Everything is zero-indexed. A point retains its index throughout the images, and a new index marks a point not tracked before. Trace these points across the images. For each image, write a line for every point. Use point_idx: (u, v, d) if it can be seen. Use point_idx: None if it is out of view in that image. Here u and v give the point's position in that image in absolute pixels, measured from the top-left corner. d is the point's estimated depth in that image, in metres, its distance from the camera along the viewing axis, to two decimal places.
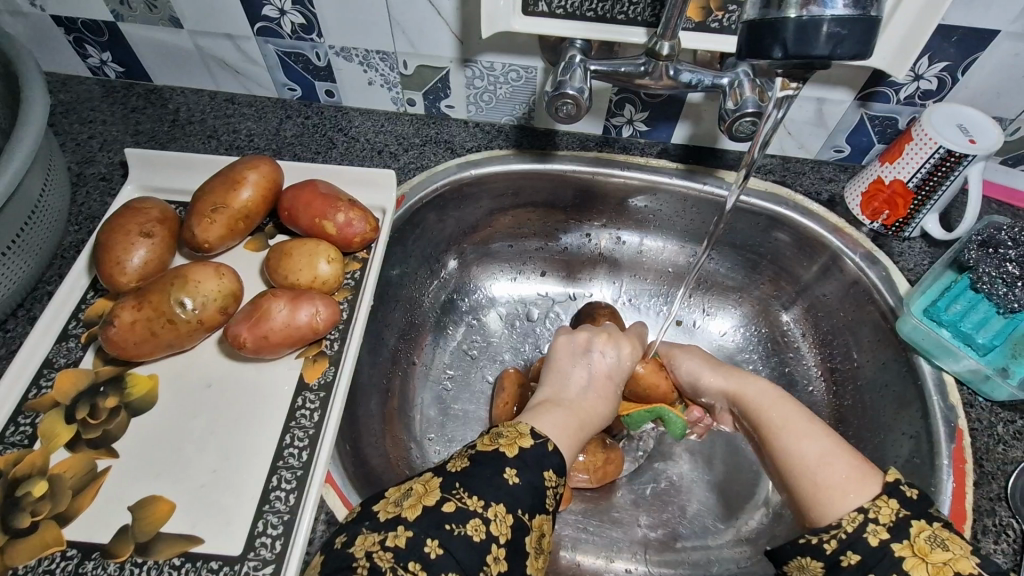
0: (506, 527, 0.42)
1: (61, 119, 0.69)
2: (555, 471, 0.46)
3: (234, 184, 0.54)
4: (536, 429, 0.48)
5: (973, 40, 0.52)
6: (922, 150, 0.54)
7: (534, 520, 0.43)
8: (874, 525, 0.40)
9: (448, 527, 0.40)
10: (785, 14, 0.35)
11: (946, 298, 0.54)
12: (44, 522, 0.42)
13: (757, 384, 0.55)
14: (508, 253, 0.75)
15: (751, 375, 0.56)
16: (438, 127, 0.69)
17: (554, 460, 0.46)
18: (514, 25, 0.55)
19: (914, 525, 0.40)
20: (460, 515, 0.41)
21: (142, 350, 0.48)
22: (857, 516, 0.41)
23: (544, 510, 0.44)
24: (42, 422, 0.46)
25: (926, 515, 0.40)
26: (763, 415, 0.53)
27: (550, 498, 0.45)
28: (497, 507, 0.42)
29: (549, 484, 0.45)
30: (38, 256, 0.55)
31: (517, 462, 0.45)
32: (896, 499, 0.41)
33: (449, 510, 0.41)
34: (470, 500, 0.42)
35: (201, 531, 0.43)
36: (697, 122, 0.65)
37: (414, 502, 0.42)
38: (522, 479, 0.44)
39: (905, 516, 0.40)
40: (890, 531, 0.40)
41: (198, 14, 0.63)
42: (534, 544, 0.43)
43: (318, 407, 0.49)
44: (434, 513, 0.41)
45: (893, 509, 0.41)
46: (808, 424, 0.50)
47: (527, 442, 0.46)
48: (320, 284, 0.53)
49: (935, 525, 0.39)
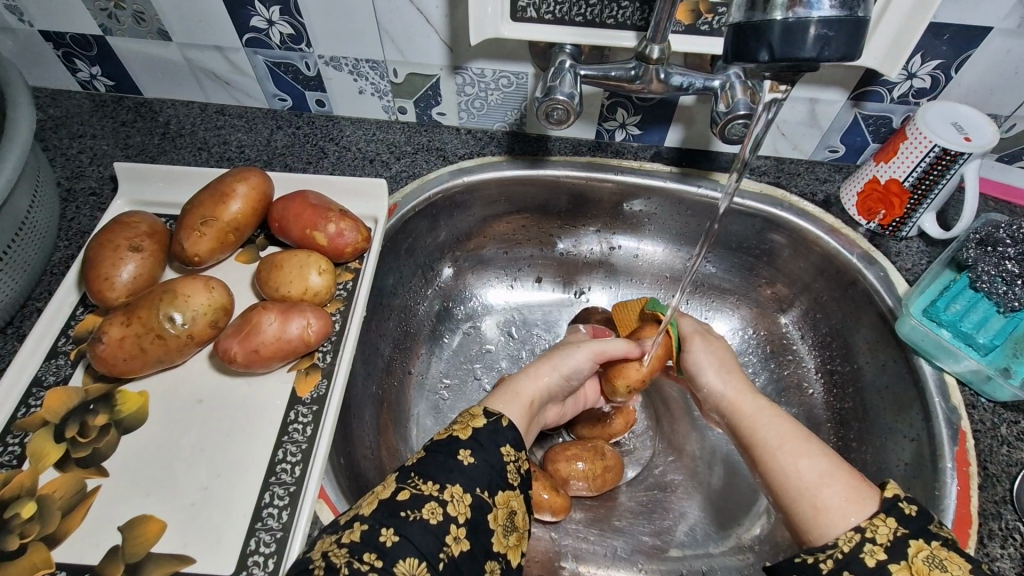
0: (463, 506, 0.41)
1: (51, 134, 0.68)
2: (513, 446, 0.47)
3: (224, 198, 0.53)
4: (489, 409, 0.48)
5: (965, 38, 0.52)
6: (917, 147, 0.53)
7: (496, 498, 0.43)
8: (871, 545, 0.38)
9: (404, 514, 0.40)
10: (771, 16, 0.34)
11: (947, 297, 0.53)
12: (33, 544, 0.41)
13: (755, 399, 0.53)
14: (503, 260, 0.75)
15: (753, 391, 0.54)
16: (430, 134, 0.69)
17: (509, 434, 0.47)
18: (503, 31, 0.54)
19: (912, 544, 0.38)
20: (416, 501, 0.40)
21: (131, 366, 0.47)
22: (854, 535, 0.39)
23: (507, 486, 0.44)
24: (31, 441, 0.46)
25: (924, 533, 0.38)
26: (757, 430, 0.50)
27: (512, 474, 0.45)
28: (453, 488, 0.41)
29: (508, 459, 0.45)
30: (27, 272, 0.55)
31: (470, 443, 0.45)
32: (893, 517, 0.39)
33: (403, 498, 0.41)
34: (425, 485, 0.41)
35: (192, 550, 0.42)
36: (689, 125, 0.65)
37: (371, 499, 0.41)
38: (477, 459, 0.44)
39: (904, 535, 0.38)
40: (887, 551, 0.38)
41: (187, 27, 0.62)
42: (503, 521, 0.43)
43: (312, 421, 0.48)
44: (389, 503, 0.40)
45: (891, 529, 0.39)
46: (806, 441, 0.47)
47: (479, 422, 0.47)
48: (311, 296, 0.52)
49: (933, 543, 0.38)
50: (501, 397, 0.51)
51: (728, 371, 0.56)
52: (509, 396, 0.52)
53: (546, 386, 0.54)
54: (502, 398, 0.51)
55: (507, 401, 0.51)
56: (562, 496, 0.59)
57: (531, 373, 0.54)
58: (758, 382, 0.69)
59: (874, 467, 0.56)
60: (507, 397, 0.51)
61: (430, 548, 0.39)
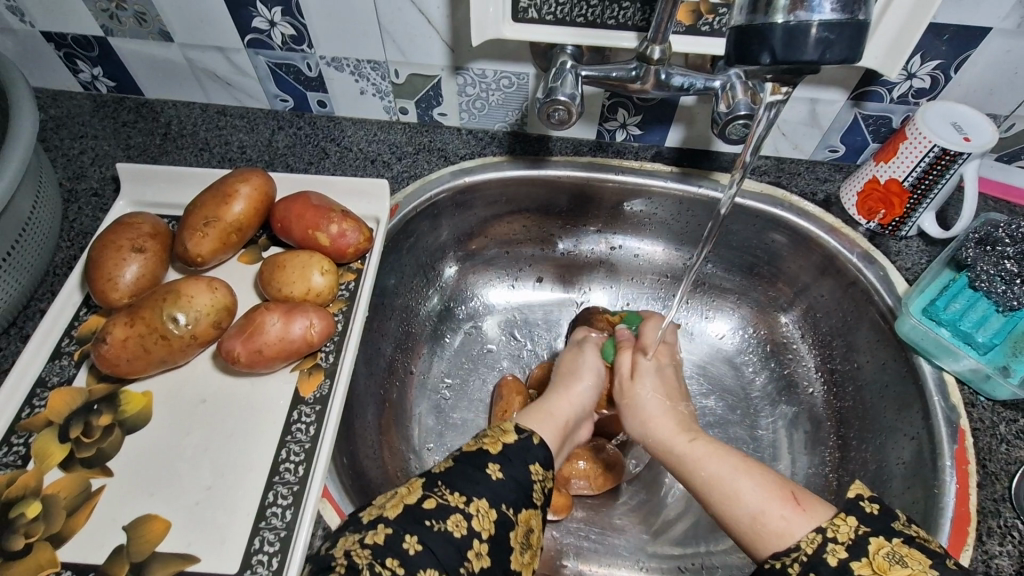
0: (488, 522, 0.41)
1: (52, 134, 0.69)
2: (541, 464, 0.46)
3: (226, 198, 0.53)
4: (520, 425, 0.49)
5: (965, 38, 0.52)
6: (916, 148, 0.54)
7: (519, 515, 0.43)
8: (833, 544, 0.39)
9: (428, 523, 0.40)
10: (773, 19, 0.34)
11: (945, 297, 0.54)
12: (39, 543, 0.42)
13: (672, 441, 0.51)
14: (504, 260, 0.75)
15: (675, 430, 0.51)
16: (432, 135, 0.69)
17: (539, 453, 0.47)
18: (505, 32, 0.55)
19: (872, 542, 0.38)
20: (441, 511, 0.41)
21: (134, 367, 0.48)
22: (816, 536, 0.39)
23: (531, 504, 0.44)
24: (36, 441, 0.46)
25: (885, 531, 0.39)
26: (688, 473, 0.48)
27: (536, 492, 0.45)
28: (480, 502, 0.42)
29: (536, 478, 0.45)
30: (29, 272, 0.55)
31: (499, 458, 0.45)
32: (854, 516, 0.40)
33: (429, 506, 0.41)
34: (451, 495, 0.42)
35: (196, 549, 0.42)
36: (690, 125, 0.65)
37: (395, 501, 0.42)
38: (505, 474, 0.44)
39: (865, 533, 0.39)
40: (848, 549, 0.38)
41: (188, 27, 0.63)
42: (521, 540, 0.43)
43: (315, 421, 0.49)
44: (415, 510, 0.41)
45: (852, 527, 0.39)
46: (735, 476, 0.45)
47: (510, 438, 0.47)
48: (314, 296, 0.53)
49: (893, 540, 0.38)
50: (535, 416, 0.52)
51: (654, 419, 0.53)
52: (542, 416, 0.52)
53: (574, 400, 0.55)
54: (538, 418, 0.52)
55: (539, 420, 0.52)
56: (564, 495, 0.59)
57: (558, 392, 0.56)
58: (758, 382, 0.69)
59: (874, 465, 0.56)
60: (540, 417, 0.52)
61: (434, 542, 0.39)
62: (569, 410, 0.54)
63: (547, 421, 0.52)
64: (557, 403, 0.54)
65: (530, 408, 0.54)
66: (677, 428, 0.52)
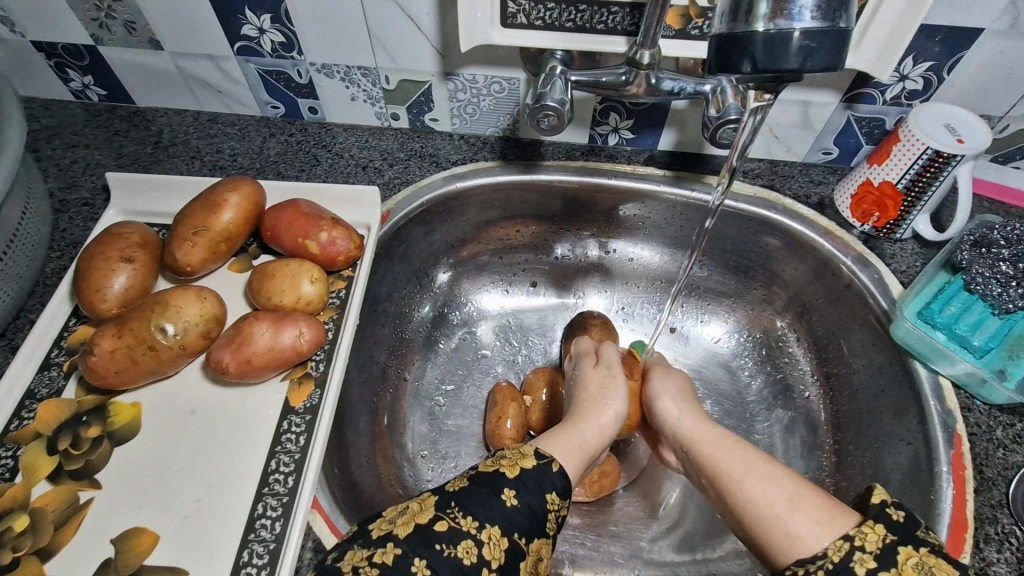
0: (500, 551, 0.41)
1: (43, 143, 0.68)
2: (558, 493, 0.46)
3: (214, 207, 0.53)
4: (539, 450, 0.48)
5: (957, 39, 0.52)
6: (909, 150, 0.53)
7: (531, 544, 0.43)
8: (861, 553, 0.37)
9: (438, 547, 0.39)
10: (753, 27, 0.34)
11: (940, 300, 0.53)
12: (26, 558, 0.41)
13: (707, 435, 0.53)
14: (498, 265, 0.75)
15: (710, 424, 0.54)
16: (424, 141, 0.69)
17: (557, 481, 0.46)
18: (494, 37, 0.54)
19: (901, 551, 0.37)
20: (452, 535, 0.40)
21: (123, 378, 0.47)
22: (843, 544, 0.38)
23: (543, 534, 0.44)
24: (24, 454, 0.45)
25: (912, 540, 0.37)
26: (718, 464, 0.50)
27: (552, 522, 0.45)
28: (492, 530, 0.41)
29: (551, 506, 0.45)
30: (18, 283, 0.55)
31: (516, 483, 0.44)
32: (882, 524, 0.38)
33: (440, 529, 0.40)
34: (463, 519, 0.41)
35: (185, 562, 0.42)
36: (682, 129, 0.64)
37: (406, 520, 0.41)
38: (521, 501, 0.43)
39: (892, 542, 0.37)
40: (877, 559, 0.37)
41: (177, 35, 0.62)
42: (531, 570, 0.42)
43: (305, 431, 0.48)
44: (426, 532, 0.40)
45: (879, 536, 0.38)
46: (769, 469, 0.47)
47: (528, 463, 0.46)
48: (304, 304, 0.52)
49: (921, 550, 0.37)
50: (562, 441, 0.51)
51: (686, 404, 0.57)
52: (569, 442, 0.51)
53: (603, 428, 0.54)
54: (565, 445, 0.50)
55: (564, 445, 0.50)
56: None
57: (589, 418, 0.54)
58: (754, 386, 0.69)
59: (871, 471, 0.56)
60: (568, 445, 0.50)
61: (420, 556, 0.39)
62: (598, 441, 0.53)
63: (571, 448, 0.51)
64: (582, 427, 0.53)
65: (557, 430, 0.53)
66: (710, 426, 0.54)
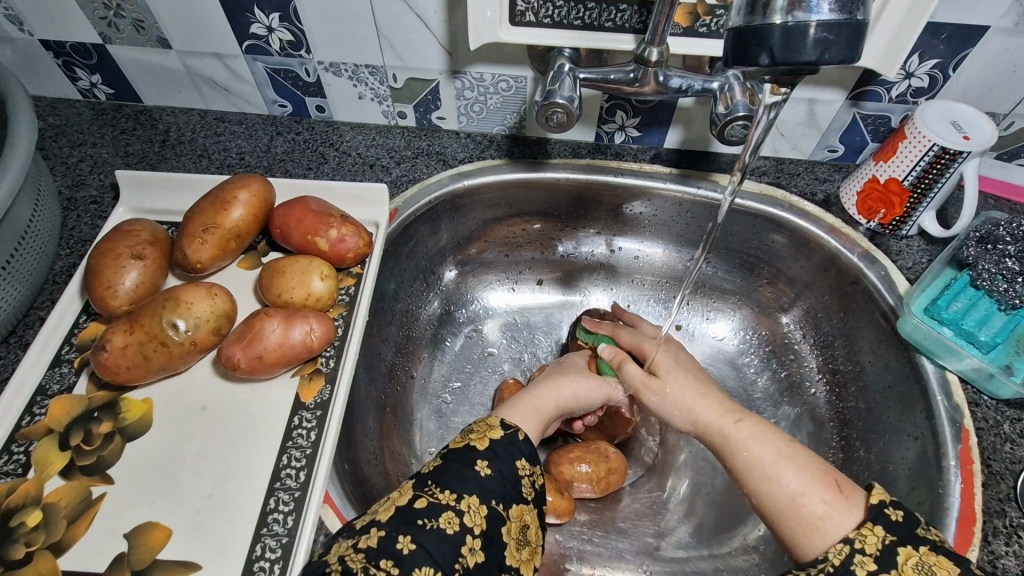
0: (480, 517, 0.41)
1: (51, 142, 0.68)
2: (528, 459, 0.46)
3: (224, 205, 0.53)
4: (507, 421, 0.48)
5: (962, 37, 0.52)
6: (916, 147, 0.54)
7: (512, 511, 0.43)
8: (861, 556, 0.39)
9: (420, 522, 0.40)
10: (771, 20, 0.34)
11: (946, 296, 0.54)
12: (39, 553, 0.41)
13: (719, 424, 0.51)
14: (504, 263, 0.75)
15: (721, 416, 0.51)
16: (431, 139, 0.69)
17: (525, 448, 0.47)
18: (502, 36, 0.55)
19: (900, 552, 0.38)
20: (432, 510, 0.41)
21: (134, 374, 0.47)
22: (843, 547, 0.39)
23: (522, 500, 0.44)
24: (36, 449, 0.46)
25: (912, 539, 0.39)
26: (731, 455, 0.49)
27: (525, 487, 0.45)
28: (470, 499, 0.41)
29: (522, 472, 0.45)
30: (29, 280, 0.55)
31: (487, 454, 0.45)
32: (880, 525, 0.40)
33: (420, 506, 0.41)
34: (441, 494, 0.41)
35: (199, 556, 0.42)
36: (688, 127, 0.65)
37: (387, 505, 0.41)
38: (493, 471, 0.44)
39: (892, 542, 0.39)
40: (876, 561, 0.38)
41: (186, 35, 0.63)
42: (517, 536, 0.42)
43: (316, 426, 0.48)
44: (406, 511, 0.41)
45: (879, 538, 0.39)
46: (774, 461, 0.46)
47: (496, 434, 0.46)
48: (314, 301, 0.53)
49: (921, 549, 0.38)
50: (517, 407, 0.51)
51: (695, 400, 0.53)
52: (525, 407, 0.51)
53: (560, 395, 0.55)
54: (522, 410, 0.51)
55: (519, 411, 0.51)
56: (566, 498, 0.59)
57: (544, 386, 0.55)
58: (760, 382, 0.69)
59: (877, 466, 0.56)
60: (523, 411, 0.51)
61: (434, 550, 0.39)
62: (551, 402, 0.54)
63: (533, 415, 0.51)
64: (547, 394, 0.54)
65: (514, 398, 0.53)
66: (722, 412, 0.51)
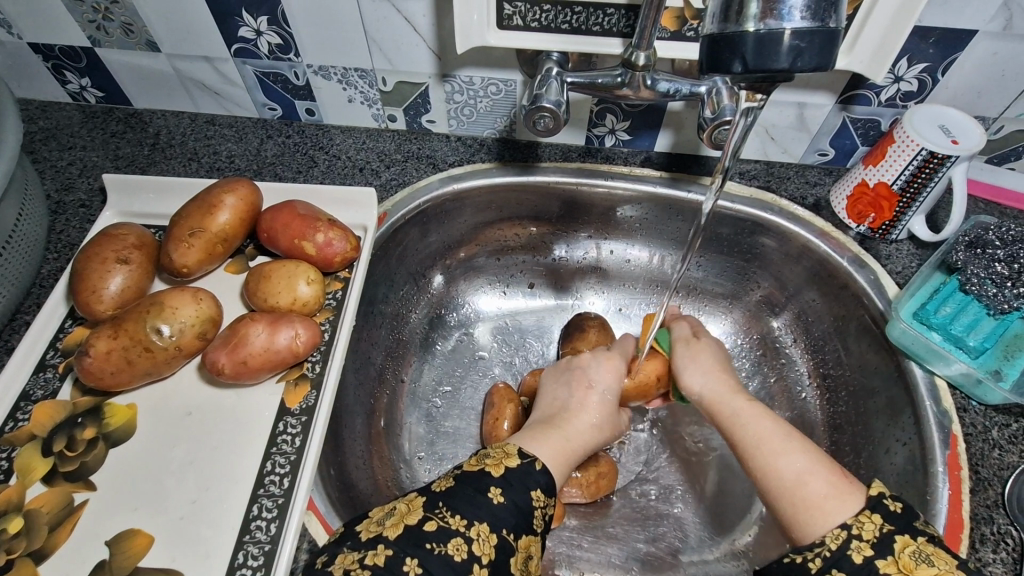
0: (489, 546, 0.41)
1: (41, 145, 0.68)
2: (542, 490, 0.46)
3: (211, 209, 0.53)
4: (523, 450, 0.48)
5: (950, 41, 0.52)
6: (905, 151, 0.53)
7: (519, 541, 0.43)
8: (857, 541, 0.39)
9: (428, 546, 0.40)
10: (744, 27, 0.34)
11: (936, 300, 0.54)
12: (19, 560, 0.41)
13: (730, 397, 0.53)
14: (495, 267, 0.75)
15: (735, 391, 0.54)
16: (421, 142, 0.69)
17: (541, 479, 0.46)
18: (490, 39, 0.55)
19: (897, 539, 0.38)
20: (442, 534, 0.40)
21: (119, 379, 0.47)
22: (840, 532, 0.40)
23: (531, 530, 0.43)
24: (19, 456, 0.45)
25: (910, 529, 0.39)
26: (737, 430, 0.51)
27: (537, 518, 0.44)
28: (480, 526, 0.41)
29: (537, 503, 0.45)
30: (15, 284, 0.55)
31: (501, 481, 0.44)
32: (879, 513, 0.40)
33: (429, 529, 0.41)
34: (452, 519, 0.41)
35: (180, 564, 0.42)
36: (678, 131, 0.65)
37: (396, 521, 0.42)
38: (506, 498, 0.44)
39: (889, 531, 0.39)
40: (873, 547, 0.39)
41: (174, 38, 0.63)
42: (520, 567, 0.42)
43: (300, 432, 0.48)
44: (415, 532, 0.41)
45: (876, 525, 0.39)
46: (783, 440, 0.48)
47: (513, 462, 0.46)
48: (300, 306, 0.52)
49: (920, 538, 0.38)
50: (534, 434, 0.51)
51: (716, 372, 0.56)
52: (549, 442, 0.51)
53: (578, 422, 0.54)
54: (545, 443, 0.51)
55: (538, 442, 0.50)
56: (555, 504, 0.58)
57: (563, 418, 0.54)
58: (751, 387, 0.69)
59: (867, 471, 0.56)
60: (547, 446, 0.50)
61: (416, 557, 0.39)
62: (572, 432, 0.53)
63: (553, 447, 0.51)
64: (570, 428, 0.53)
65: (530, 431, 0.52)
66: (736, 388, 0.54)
